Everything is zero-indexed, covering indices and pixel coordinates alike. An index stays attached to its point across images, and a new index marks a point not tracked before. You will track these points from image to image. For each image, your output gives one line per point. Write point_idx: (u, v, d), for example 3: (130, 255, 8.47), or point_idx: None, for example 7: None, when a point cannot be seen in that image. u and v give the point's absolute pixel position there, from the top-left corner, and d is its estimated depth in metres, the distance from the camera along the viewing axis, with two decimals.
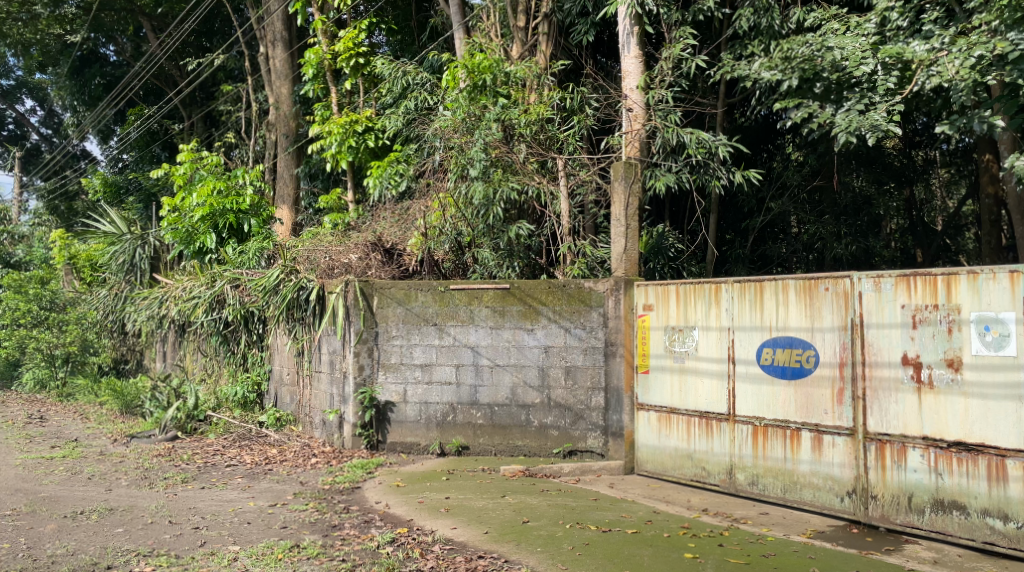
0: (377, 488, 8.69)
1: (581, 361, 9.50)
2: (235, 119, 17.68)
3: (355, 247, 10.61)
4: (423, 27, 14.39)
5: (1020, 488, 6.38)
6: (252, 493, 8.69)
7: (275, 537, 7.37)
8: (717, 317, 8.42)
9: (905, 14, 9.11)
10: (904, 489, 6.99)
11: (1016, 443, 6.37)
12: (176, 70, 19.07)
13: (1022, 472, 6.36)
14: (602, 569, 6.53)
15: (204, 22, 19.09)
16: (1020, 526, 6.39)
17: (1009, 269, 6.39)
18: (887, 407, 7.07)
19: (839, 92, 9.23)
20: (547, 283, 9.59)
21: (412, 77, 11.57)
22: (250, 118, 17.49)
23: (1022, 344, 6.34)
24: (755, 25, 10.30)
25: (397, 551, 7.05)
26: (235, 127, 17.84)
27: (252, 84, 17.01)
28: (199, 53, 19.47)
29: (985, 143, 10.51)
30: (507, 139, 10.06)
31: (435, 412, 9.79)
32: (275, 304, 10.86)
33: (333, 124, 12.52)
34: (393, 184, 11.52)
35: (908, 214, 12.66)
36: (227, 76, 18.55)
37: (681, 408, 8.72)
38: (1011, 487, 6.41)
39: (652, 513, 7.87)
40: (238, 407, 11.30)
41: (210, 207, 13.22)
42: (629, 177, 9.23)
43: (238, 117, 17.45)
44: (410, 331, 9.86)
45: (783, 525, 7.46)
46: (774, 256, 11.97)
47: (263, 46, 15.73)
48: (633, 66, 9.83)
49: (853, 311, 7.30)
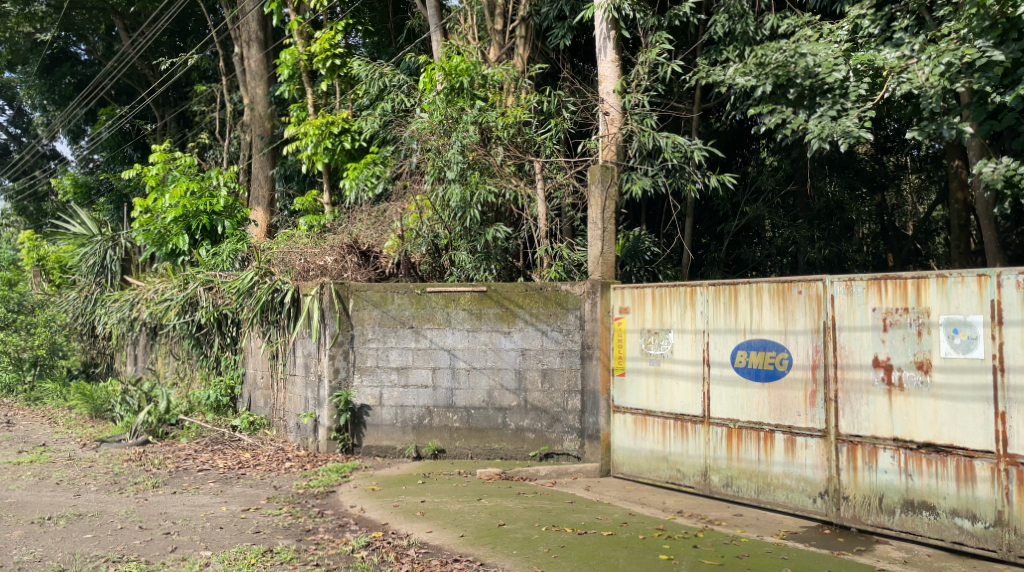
0: (352, 492, 8.64)
1: (558, 364, 9.54)
2: (208, 120, 17.45)
3: (331, 249, 10.60)
4: (399, 29, 14.37)
5: (988, 488, 6.47)
6: (225, 497, 8.60)
7: (248, 541, 7.30)
8: (692, 320, 8.49)
9: (877, 21, 9.26)
10: (875, 490, 7.09)
11: (984, 444, 6.46)
12: (148, 70, 18.84)
13: (989, 472, 6.45)
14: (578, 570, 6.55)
15: (178, 22, 18.98)
16: (987, 526, 6.48)
17: (977, 273, 6.50)
18: (859, 408, 7.17)
19: (813, 98, 9.30)
20: (524, 286, 9.60)
21: (388, 79, 11.51)
22: (224, 118, 17.29)
23: (989, 346, 6.43)
24: (730, 31, 10.44)
25: (372, 555, 7.02)
26: (208, 128, 17.64)
27: (227, 84, 16.86)
28: (172, 53, 19.20)
29: (954, 149, 10.56)
30: (484, 142, 10.06)
31: (410, 415, 9.75)
32: (250, 306, 10.78)
33: (309, 126, 12.46)
34: (369, 185, 11.44)
35: (880, 219, 12.66)
36: (201, 76, 18.36)
37: (656, 411, 8.78)
38: (978, 487, 6.50)
39: (627, 515, 7.91)
40: (211, 411, 11.19)
41: (183, 208, 13.11)
42: (606, 180, 9.25)
43: (213, 118, 17.29)
44: (386, 334, 9.82)
45: (756, 526, 7.53)
46: (747, 260, 12.12)
47: (237, 46, 15.56)
48: (610, 70, 9.94)
49: (826, 314, 7.40)
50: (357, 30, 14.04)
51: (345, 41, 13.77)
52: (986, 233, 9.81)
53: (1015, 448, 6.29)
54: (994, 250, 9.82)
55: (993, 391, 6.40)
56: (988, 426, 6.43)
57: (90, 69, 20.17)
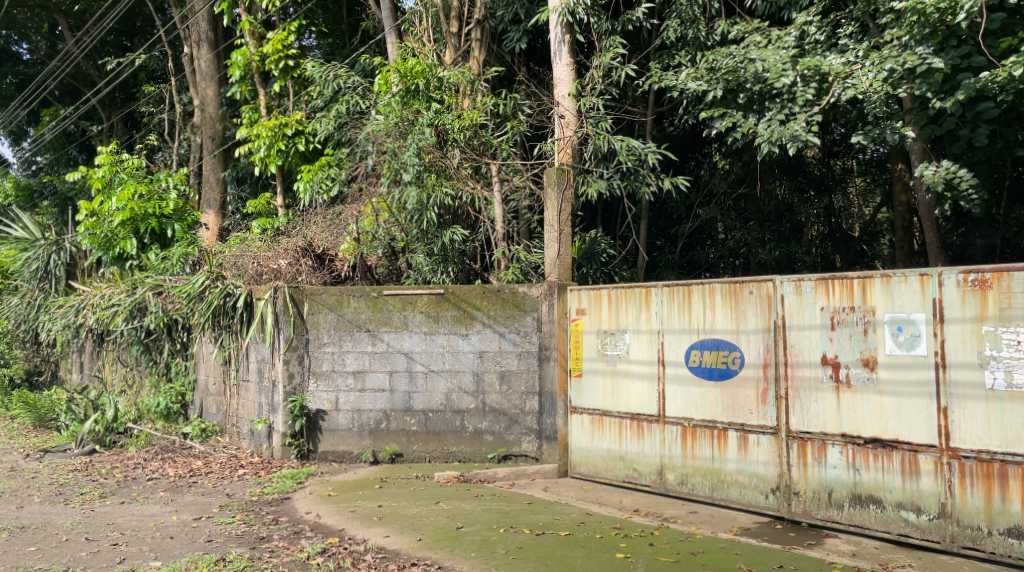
0: (307, 499, 8.55)
1: (515, 366, 9.59)
2: (156, 121, 17.03)
3: (285, 253, 10.43)
4: (354, 30, 14.36)
5: (932, 482, 6.67)
6: (176, 506, 8.43)
7: (200, 551, 7.17)
8: (647, 320, 8.61)
9: (823, 28, 9.51)
10: (825, 485, 7.28)
11: (927, 438, 6.66)
12: (93, 71, 18.45)
13: (933, 466, 6.65)
14: None
15: (124, 20, 18.55)
16: (931, 518, 6.67)
17: (919, 272, 6.71)
18: (808, 405, 7.35)
19: (762, 102, 9.56)
20: (481, 288, 9.62)
21: (343, 81, 11.37)
22: (173, 120, 16.91)
23: (931, 344, 6.65)
24: (682, 36, 10.62)
25: (327, 562, 6.95)
26: (157, 129, 17.22)
27: (175, 84, 16.55)
28: (118, 53, 18.76)
29: (897, 152, 10.89)
30: (440, 145, 10.04)
31: (368, 420, 9.68)
32: (201, 311, 10.57)
33: (262, 127, 12.30)
34: (324, 188, 11.51)
35: (828, 221, 12.78)
36: (149, 76, 17.85)
37: (613, 411, 8.87)
38: (922, 480, 6.70)
39: (585, 515, 7.98)
40: (161, 418, 10.87)
41: (131, 212, 12.81)
42: (562, 183, 9.29)
43: (162, 119, 16.91)
44: (342, 338, 9.72)
45: (710, 523, 7.67)
46: (701, 262, 12.45)
47: (187, 47, 15.26)
48: (565, 73, 10.08)
49: (776, 313, 7.58)
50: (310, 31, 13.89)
51: (297, 42, 13.56)
52: (928, 234, 10.13)
53: (957, 442, 6.50)
54: (935, 251, 10.13)
55: (935, 387, 6.61)
56: (932, 421, 6.63)
57: (32, 68, 19.64)
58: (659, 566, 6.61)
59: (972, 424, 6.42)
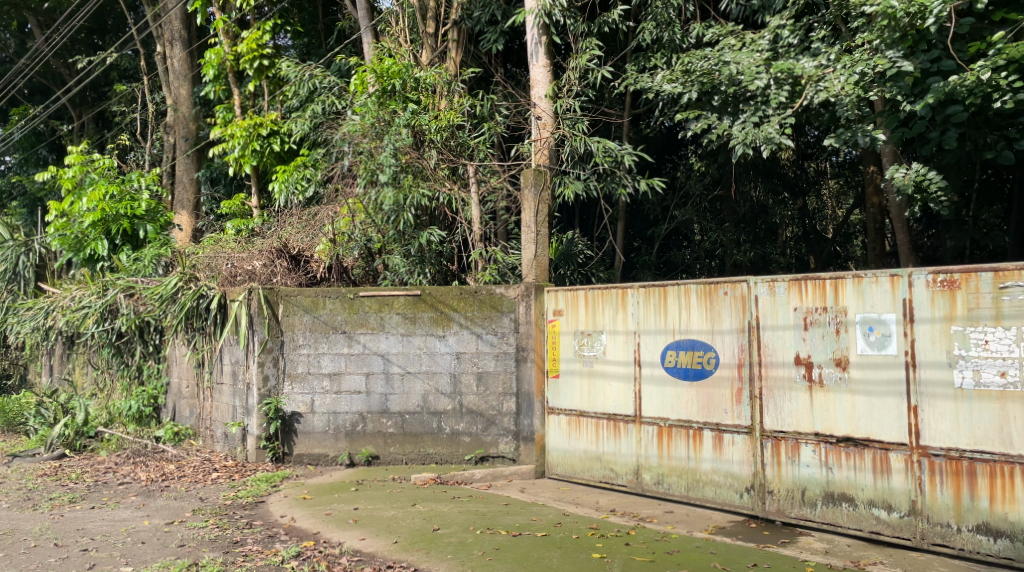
0: (282, 502, 8.48)
1: (492, 367, 9.59)
2: (128, 120, 16.79)
3: (260, 254, 10.29)
4: (329, 30, 14.24)
5: (902, 479, 6.75)
6: (147, 511, 8.32)
7: (172, 556, 7.08)
8: (623, 321, 8.65)
9: (796, 32, 9.58)
10: (798, 483, 7.35)
11: (898, 436, 6.75)
12: (63, 69, 18.18)
13: (903, 464, 6.74)
14: None
15: (96, 18, 18.29)
16: (902, 516, 6.76)
17: (890, 273, 6.81)
18: (782, 405, 7.43)
19: (736, 105, 9.67)
20: (457, 290, 9.62)
21: (319, 81, 11.28)
22: (145, 120, 16.68)
23: (902, 344, 6.74)
24: (658, 38, 10.67)
25: (302, 565, 6.89)
26: (128, 128, 16.98)
27: (148, 84, 16.33)
28: (90, 52, 18.49)
29: (869, 154, 11.00)
30: (417, 145, 10.06)
31: (343, 422, 9.62)
32: (173, 313, 10.45)
33: (236, 127, 12.20)
34: (299, 189, 11.38)
35: (802, 223, 12.89)
36: (120, 75, 17.60)
37: (590, 411, 8.90)
38: (894, 478, 6.79)
39: (561, 516, 8.00)
40: (133, 422, 10.80)
41: (102, 212, 12.66)
42: (539, 185, 9.30)
43: (134, 119, 16.67)
44: (317, 340, 9.66)
45: (686, 522, 7.71)
46: (677, 263, 12.54)
47: (160, 45, 15.08)
48: (542, 75, 10.15)
49: (750, 313, 7.66)
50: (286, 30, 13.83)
51: (272, 42, 13.45)
52: (900, 235, 10.27)
53: (927, 440, 6.60)
54: (907, 252, 10.27)
55: (905, 386, 6.71)
56: (903, 419, 6.73)
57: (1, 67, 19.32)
58: (635, 565, 6.64)
59: (942, 422, 6.52)
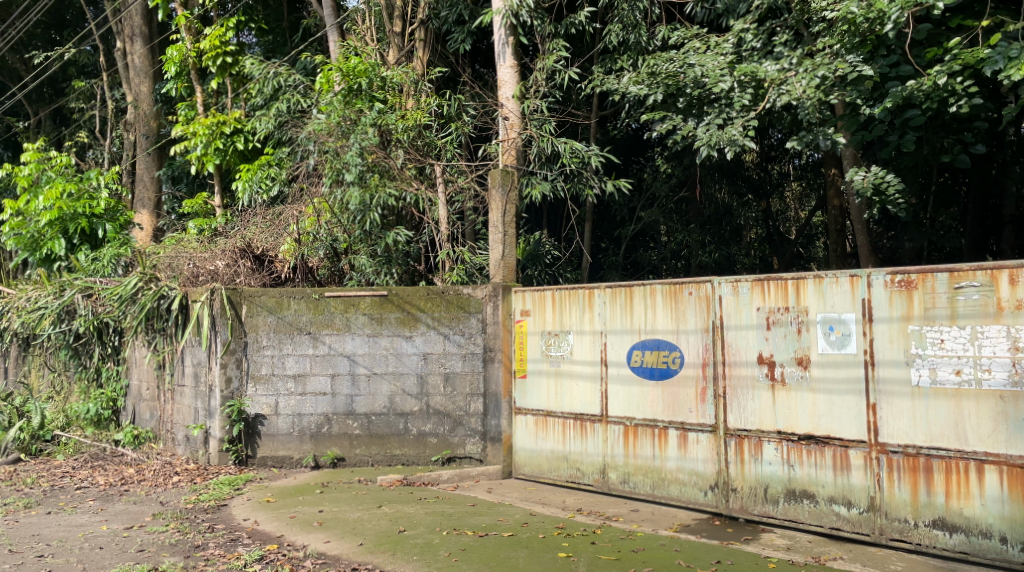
0: (245, 505, 8.36)
1: (460, 367, 9.57)
2: (87, 117, 16.46)
3: (222, 254, 10.11)
4: (294, 28, 14.17)
5: (862, 476, 6.87)
6: (106, 516, 8.14)
7: (131, 561, 6.94)
8: (590, 321, 8.70)
9: (759, 36, 9.71)
10: (761, 481, 7.45)
11: (857, 434, 6.87)
12: (19, 64, 17.74)
13: (863, 461, 6.86)
14: None
15: (53, 12, 17.87)
16: (861, 512, 6.88)
17: (850, 273, 6.93)
18: (745, 403, 7.53)
19: (701, 107, 9.78)
20: (425, 290, 9.58)
21: (284, 79, 11.15)
22: (105, 117, 16.40)
23: (861, 343, 6.87)
24: (624, 41, 10.75)
25: (265, 568, 6.80)
26: (87, 126, 16.66)
27: (108, 80, 16.02)
28: (47, 47, 18.07)
29: (830, 157, 11.16)
30: (383, 145, 10.00)
31: (308, 424, 9.52)
32: (133, 314, 10.26)
33: (198, 125, 12.02)
34: (263, 188, 11.31)
35: (766, 224, 13.11)
36: (79, 71, 17.28)
37: (557, 411, 8.93)
38: (853, 475, 6.91)
39: (528, 515, 8.01)
40: (91, 425, 10.65)
41: (59, 211, 12.39)
42: (506, 185, 9.30)
43: (92, 116, 16.36)
44: (281, 341, 9.55)
45: (651, 521, 7.77)
46: (644, 263, 12.67)
47: (120, 41, 14.78)
48: (508, 75, 10.06)
49: (714, 313, 7.74)
50: (250, 27, 13.69)
51: (236, 38, 13.28)
52: (859, 236, 10.45)
53: (885, 437, 6.72)
54: (866, 252, 10.45)
55: (864, 384, 6.84)
56: (862, 417, 6.85)
57: None
58: (601, 564, 6.67)
59: (899, 420, 6.66)
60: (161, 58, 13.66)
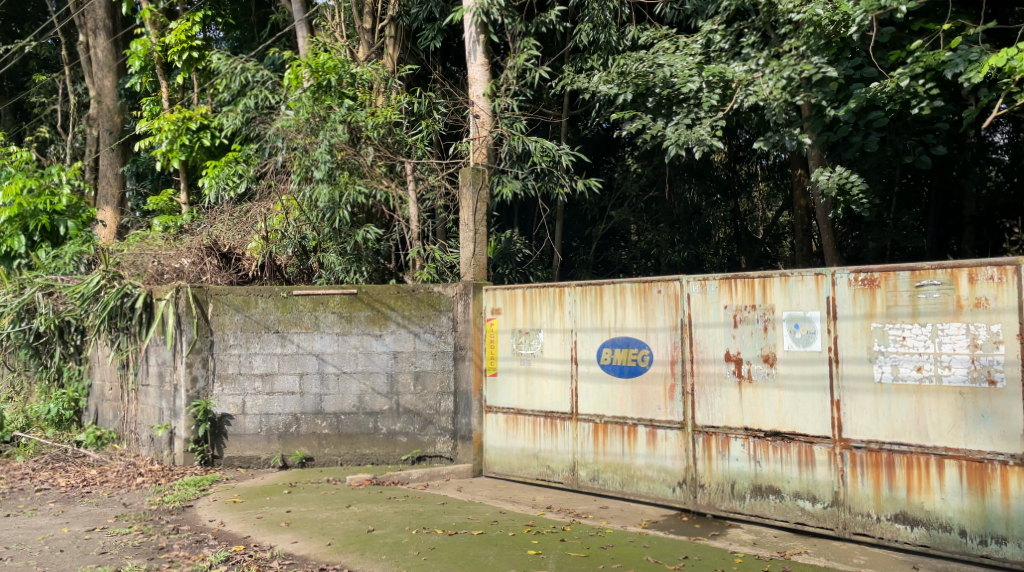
0: (211, 506, 8.25)
1: (430, 366, 9.53)
2: (48, 112, 16.12)
3: (188, 252, 10.08)
4: (263, 23, 13.97)
5: (826, 471, 6.98)
6: (66, 518, 7.98)
7: (93, 563, 6.81)
8: (561, 319, 8.72)
9: (727, 37, 9.76)
10: (728, 477, 7.53)
11: (822, 430, 6.98)
12: None
13: (827, 456, 6.96)
14: None
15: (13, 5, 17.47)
16: (825, 506, 6.98)
17: (815, 272, 7.04)
18: (713, 400, 7.60)
19: (670, 107, 9.85)
20: (395, 288, 9.53)
21: (251, 75, 11.03)
22: (66, 112, 16.09)
23: (826, 341, 6.97)
24: (594, 40, 10.78)
25: (231, 570, 6.70)
26: (48, 121, 16.35)
27: (70, 74, 15.72)
28: (7, 40, 17.66)
29: (797, 157, 11.30)
30: (353, 142, 9.96)
31: (276, 424, 9.42)
32: (95, 313, 10.07)
33: (163, 120, 11.82)
34: (230, 184, 11.13)
35: (734, 224, 13.29)
36: (40, 65, 16.92)
37: (527, 409, 8.94)
38: (818, 470, 7.01)
39: (498, 513, 8.01)
40: (52, 426, 10.44)
41: (19, 208, 12.11)
42: (477, 183, 9.31)
43: (54, 111, 16.03)
44: (249, 339, 9.45)
45: (620, 517, 7.82)
46: (614, 262, 12.74)
47: (82, 35, 14.43)
48: (479, 73, 10.15)
49: (682, 311, 7.81)
50: (218, 23, 13.54)
51: (203, 33, 13.09)
52: (825, 236, 10.56)
53: (848, 433, 6.83)
54: (831, 252, 10.59)
55: (829, 381, 6.94)
56: (827, 413, 6.95)
57: None
58: (571, 561, 6.69)
59: (862, 416, 6.77)
60: (127, 53, 13.39)
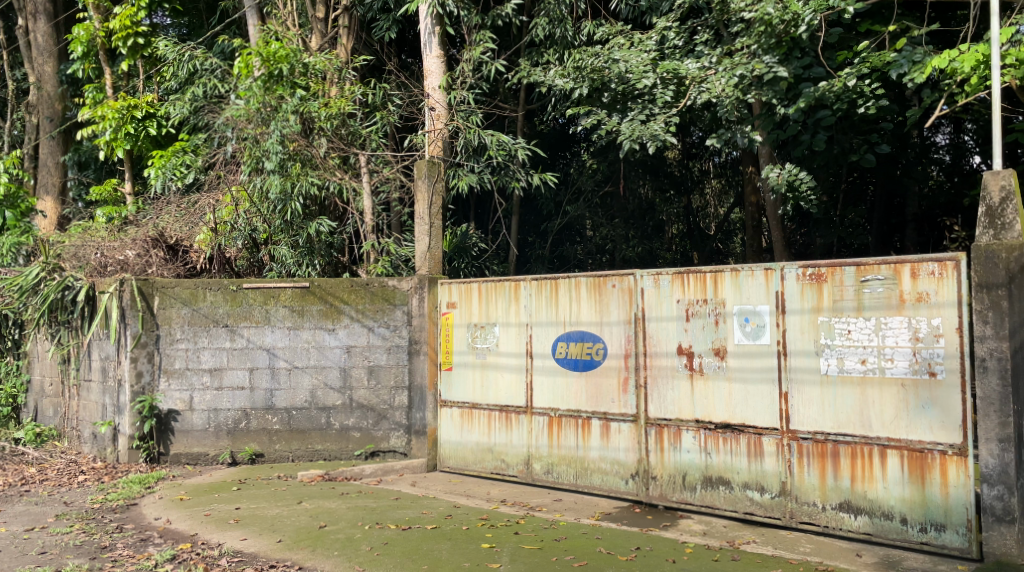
0: (156, 504, 8.04)
1: (384, 360, 9.46)
2: None
3: (133, 244, 9.77)
4: (211, 10, 13.65)
5: (774, 462, 7.08)
6: (4, 517, 7.69)
7: (31, 564, 6.58)
8: (516, 313, 8.71)
9: (681, 34, 9.83)
10: (679, 469, 7.60)
11: (770, 421, 7.08)
12: None
13: (776, 447, 7.07)
14: (401, 566, 6.49)
15: None
16: (774, 497, 7.09)
17: (764, 266, 7.13)
18: (665, 393, 7.66)
19: (624, 102, 9.88)
20: (349, 282, 9.44)
21: (199, 62, 10.79)
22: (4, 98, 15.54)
23: (775, 334, 7.08)
24: (550, 34, 10.77)
25: (177, 568, 6.53)
26: None
27: (7, 59, 15.18)
28: None
29: (747, 155, 11.47)
30: (305, 132, 9.80)
31: (225, 419, 9.24)
32: (33, 306, 9.79)
33: (107, 108, 11.46)
34: (177, 175, 10.92)
35: (687, 220, 13.54)
36: None
37: (482, 404, 8.91)
38: (766, 461, 7.11)
39: (451, 508, 7.97)
40: None
41: None
42: (432, 176, 9.25)
43: None
44: (197, 334, 9.24)
45: (574, 510, 7.86)
46: (570, 258, 12.89)
47: (21, 17, 13.92)
48: (435, 65, 10.04)
49: (636, 306, 7.85)
50: (166, 9, 13.22)
51: (149, 19, 12.76)
52: (774, 231, 10.71)
53: (796, 424, 6.95)
54: (780, 247, 10.75)
55: (777, 373, 7.04)
56: (775, 405, 7.05)
57: None
58: (524, 554, 6.68)
59: (809, 408, 6.89)
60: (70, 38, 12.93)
